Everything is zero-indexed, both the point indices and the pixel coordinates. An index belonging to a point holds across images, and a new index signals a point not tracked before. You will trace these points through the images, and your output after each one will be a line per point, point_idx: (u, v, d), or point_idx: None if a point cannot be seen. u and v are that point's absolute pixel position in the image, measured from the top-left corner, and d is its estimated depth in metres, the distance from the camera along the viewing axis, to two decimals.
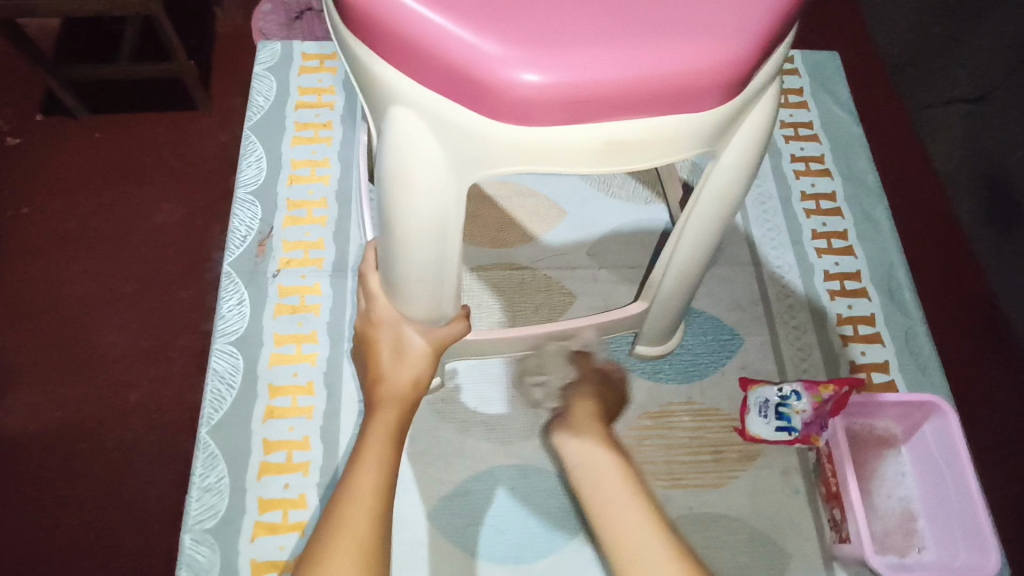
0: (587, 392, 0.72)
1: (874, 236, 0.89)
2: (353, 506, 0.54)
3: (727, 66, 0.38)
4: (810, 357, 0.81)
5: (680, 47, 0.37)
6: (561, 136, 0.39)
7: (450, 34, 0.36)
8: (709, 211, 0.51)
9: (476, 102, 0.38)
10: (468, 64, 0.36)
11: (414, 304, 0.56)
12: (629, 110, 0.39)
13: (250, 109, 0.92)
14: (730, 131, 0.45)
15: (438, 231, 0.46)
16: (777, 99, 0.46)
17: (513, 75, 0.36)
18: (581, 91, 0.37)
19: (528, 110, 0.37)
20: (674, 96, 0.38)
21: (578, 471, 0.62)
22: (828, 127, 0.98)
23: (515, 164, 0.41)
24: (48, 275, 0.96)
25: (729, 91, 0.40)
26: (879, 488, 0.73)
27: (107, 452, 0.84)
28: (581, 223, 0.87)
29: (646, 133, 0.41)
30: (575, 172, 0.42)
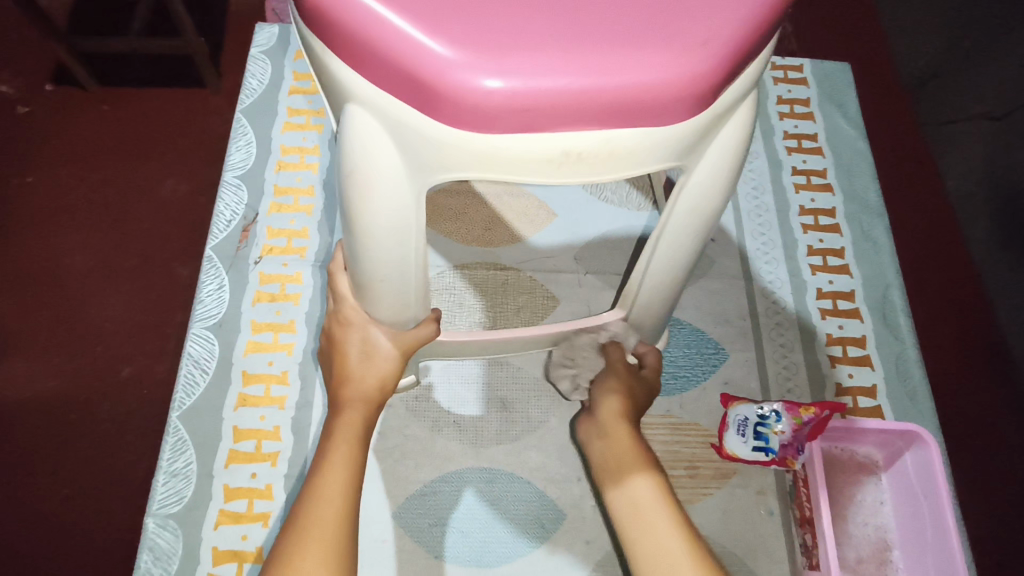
0: (614, 388, 0.65)
1: (872, 255, 0.87)
2: (313, 506, 0.53)
3: (690, 80, 0.36)
4: (795, 377, 0.79)
5: (646, 58, 0.35)
6: (517, 144, 0.38)
7: (405, 34, 0.34)
8: (683, 226, 0.49)
9: (432, 105, 0.36)
10: (418, 65, 0.35)
11: (382, 303, 0.55)
12: (586, 121, 0.37)
13: (243, 92, 0.91)
14: (702, 146, 0.43)
15: (399, 234, 0.45)
16: (754, 115, 0.44)
17: (469, 80, 0.35)
18: (533, 99, 0.35)
19: (480, 116, 0.36)
20: (634, 109, 0.37)
21: (603, 470, 0.61)
22: (832, 141, 0.95)
23: (471, 170, 0.40)
24: (38, 246, 0.96)
25: (696, 106, 0.38)
26: (855, 515, 0.71)
27: (86, 427, 0.84)
28: (570, 226, 0.85)
29: (607, 146, 0.39)
30: (536, 181, 0.41)
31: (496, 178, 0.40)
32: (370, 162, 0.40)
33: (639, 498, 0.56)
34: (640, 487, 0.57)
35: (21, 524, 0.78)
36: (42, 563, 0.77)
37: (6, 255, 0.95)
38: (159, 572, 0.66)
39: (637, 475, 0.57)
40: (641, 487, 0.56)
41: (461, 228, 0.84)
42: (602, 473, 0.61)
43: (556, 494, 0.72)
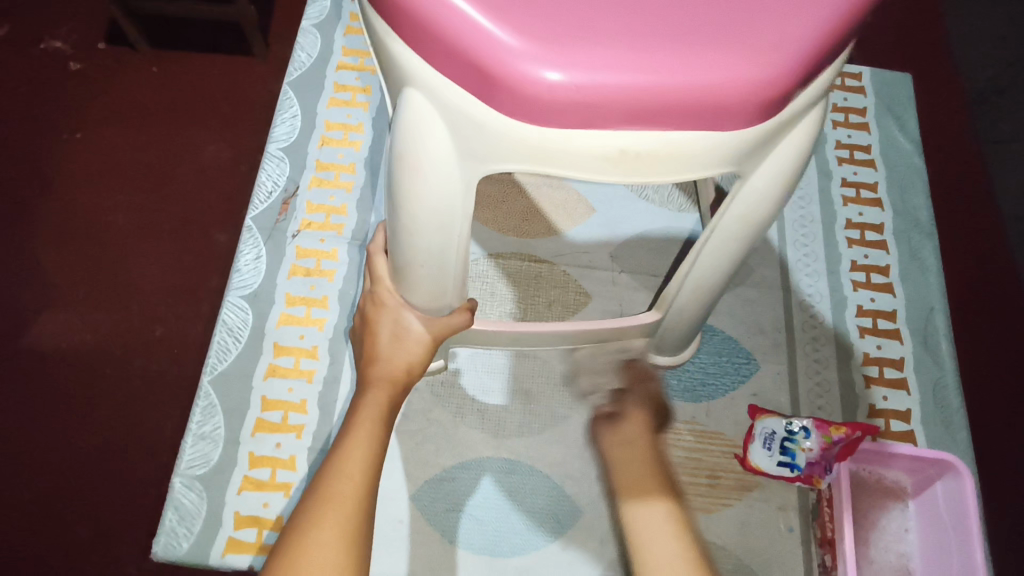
0: (640, 406, 0.69)
1: (918, 276, 0.84)
2: (337, 481, 0.54)
3: (760, 85, 0.35)
4: (827, 395, 0.77)
5: (715, 61, 0.34)
6: (573, 140, 0.37)
7: (468, 19, 0.34)
8: (731, 233, 0.48)
9: (490, 95, 0.36)
10: (481, 52, 0.34)
11: (418, 289, 0.56)
12: (647, 120, 0.36)
13: (292, 65, 0.91)
14: (762, 153, 0.42)
15: (444, 222, 0.45)
16: (819, 126, 0.43)
17: (529, 70, 0.34)
18: (592, 94, 0.34)
19: (538, 108, 0.35)
20: (697, 111, 0.36)
21: (621, 476, 0.63)
22: (886, 154, 0.92)
23: (523, 162, 0.39)
24: (83, 201, 0.98)
25: (762, 112, 0.37)
26: (878, 540, 0.70)
27: (116, 381, 0.86)
28: (609, 223, 0.84)
29: (665, 147, 0.38)
30: (588, 179, 0.40)
31: (548, 173, 0.40)
32: (421, 148, 0.40)
33: (652, 512, 0.58)
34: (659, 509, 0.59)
35: (52, 469, 0.81)
36: (71, 509, 0.79)
37: (52, 208, 0.97)
38: (182, 531, 0.68)
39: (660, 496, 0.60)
40: (663, 519, 0.58)
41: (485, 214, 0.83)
42: (619, 481, 0.63)
43: (574, 491, 0.72)
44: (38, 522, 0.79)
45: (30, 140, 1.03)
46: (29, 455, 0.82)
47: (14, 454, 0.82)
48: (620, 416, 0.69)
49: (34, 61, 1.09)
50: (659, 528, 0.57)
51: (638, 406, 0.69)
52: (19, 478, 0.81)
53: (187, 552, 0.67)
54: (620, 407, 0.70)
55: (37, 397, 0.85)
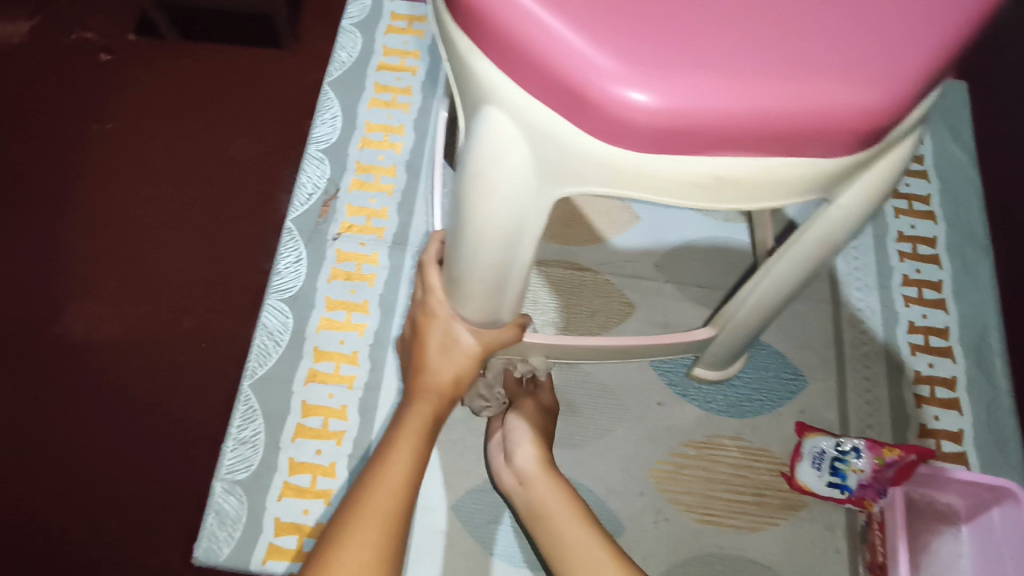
0: (521, 407, 0.68)
1: (972, 293, 0.82)
2: (376, 492, 0.51)
3: (870, 113, 0.33)
4: (877, 413, 0.75)
5: (825, 87, 0.33)
6: (665, 166, 0.36)
7: (564, 40, 0.32)
8: (805, 256, 0.47)
9: (583, 118, 0.34)
10: (577, 76, 0.33)
11: (472, 301, 0.55)
12: (747, 147, 0.35)
13: (333, 64, 0.90)
14: (851, 179, 0.40)
15: (513, 239, 0.44)
16: (910, 150, 0.41)
17: (629, 96, 0.32)
18: (694, 120, 0.33)
19: (633, 132, 0.34)
20: (801, 138, 0.34)
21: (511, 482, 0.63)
22: (940, 165, 0.89)
23: (609, 186, 0.38)
24: (114, 193, 0.97)
25: (866, 139, 0.35)
26: (928, 565, 0.68)
27: (144, 375, 0.86)
28: (653, 231, 0.83)
29: (762, 174, 0.37)
30: (676, 203, 0.39)
31: (634, 198, 0.39)
32: (500, 167, 0.38)
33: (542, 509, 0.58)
34: (552, 500, 0.58)
35: (81, 460, 0.81)
36: (98, 503, 0.79)
37: (83, 199, 0.97)
38: (223, 536, 0.68)
39: (547, 487, 0.59)
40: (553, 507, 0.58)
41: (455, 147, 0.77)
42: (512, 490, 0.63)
43: (617, 505, 0.71)
44: (66, 517, 0.78)
45: (61, 130, 1.02)
46: (58, 448, 0.81)
47: (43, 443, 0.82)
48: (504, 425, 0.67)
49: (66, 50, 1.08)
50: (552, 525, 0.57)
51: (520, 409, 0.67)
52: (48, 472, 0.80)
53: (228, 557, 0.67)
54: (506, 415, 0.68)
55: (66, 388, 0.85)
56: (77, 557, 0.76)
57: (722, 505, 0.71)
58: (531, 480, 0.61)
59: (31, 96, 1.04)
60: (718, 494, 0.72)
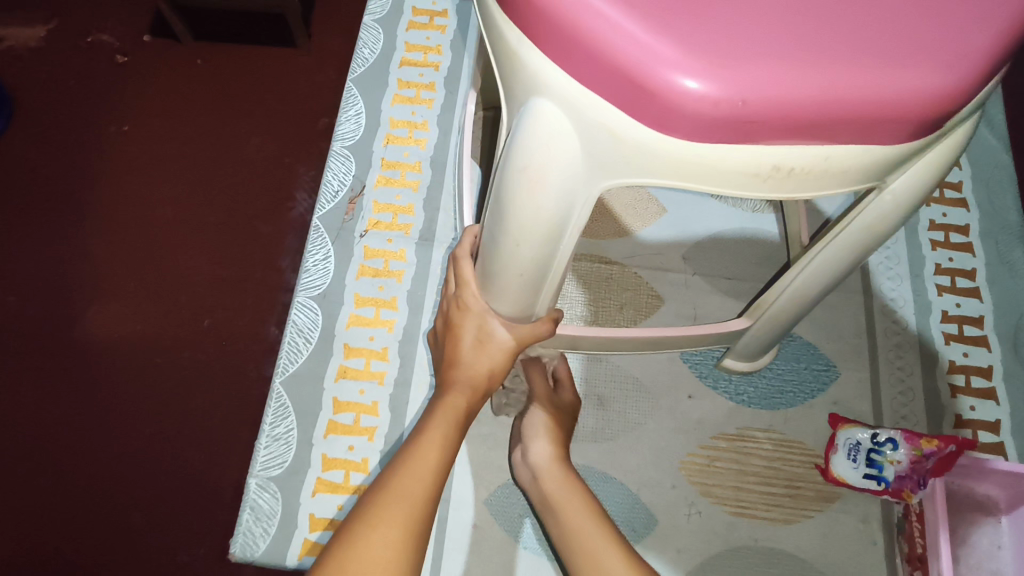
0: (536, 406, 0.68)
1: (1007, 281, 0.81)
2: (407, 476, 0.52)
3: (934, 97, 0.33)
4: (911, 404, 0.75)
5: (887, 75, 0.33)
6: (725, 155, 0.36)
7: (625, 32, 0.33)
8: (852, 243, 0.47)
9: (641, 109, 0.35)
10: (639, 67, 0.33)
11: (508, 295, 0.55)
12: (811, 135, 0.35)
13: (356, 61, 0.90)
14: (906, 165, 0.41)
15: (557, 229, 0.44)
16: (965, 136, 0.41)
17: (689, 85, 0.33)
18: (755, 109, 0.33)
19: (693, 122, 0.34)
20: (864, 124, 0.34)
21: (530, 484, 0.64)
22: (971, 151, 0.88)
23: (665, 177, 0.38)
24: (133, 194, 0.98)
25: (925, 125, 0.35)
26: (968, 557, 0.67)
27: (166, 373, 0.86)
28: (680, 224, 0.82)
29: (821, 162, 0.37)
30: (734, 192, 0.39)
31: (689, 187, 0.39)
32: (549, 162, 0.39)
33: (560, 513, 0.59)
34: (572, 508, 0.59)
35: (106, 460, 0.82)
36: (123, 503, 0.80)
37: (104, 200, 0.97)
38: (259, 531, 0.69)
39: (569, 496, 0.60)
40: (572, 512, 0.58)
41: (489, 142, 0.79)
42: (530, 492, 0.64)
43: (649, 499, 0.71)
44: (93, 517, 0.79)
45: (80, 132, 1.03)
46: (86, 445, 0.82)
47: (68, 444, 0.83)
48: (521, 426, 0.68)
49: (83, 54, 1.09)
50: (563, 509, 0.59)
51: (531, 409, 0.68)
52: (76, 470, 0.81)
53: (265, 553, 0.68)
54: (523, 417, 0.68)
55: (91, 389, 0.85)
56: (104, 557, 0.77)
57: (755, 498, 0.71)
58: (546, 484, 0.62)
59: (48, 100, 1.05)
60: (751, 486, 0.71)
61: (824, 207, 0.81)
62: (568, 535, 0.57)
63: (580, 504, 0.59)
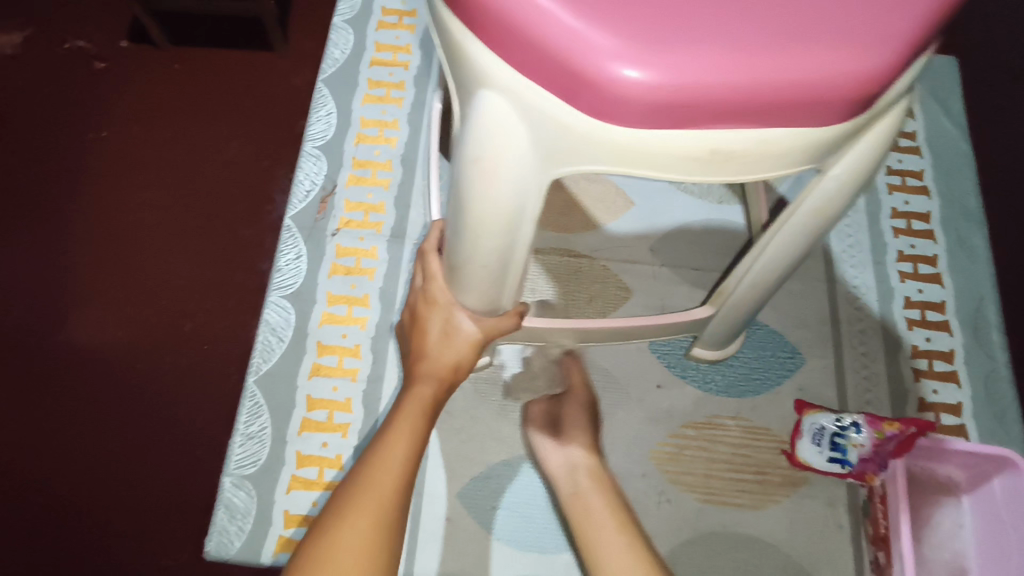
0: (582, 405, 0.69)
1: (968, 267, 0.82)
2: (389, 453, 0.54)
3: (859, 80, 0.35)
4: (875, 388, 0.76)
5: (811, 59, 0.34)
6: (662, 141, 0.38)
7: (557, 20, 0.34)
8: (802, 227, 0.48)
9: (578, 97, 0.36)
10: (576, 54, 0.34)
11: (473, 289, 0.56)
12: (742, 119, 0.36)
13: (325, 62, 0.91)
14: (844, 149, 0.42)
15: (513, 220, 0.45)
16: (900, 118, 0.43)
17: (620, 72, 0.34)
18: (685, 95, 0.34)
19: (628, 109, 0.35)
20: (792, 108, 0.36)
21: (558, 470, 0.64)
22: (931, 140, 0.90)
23: (609, 164, 0.39)
24: (105, 200, 0.98)
25: (852, 108, 0.36)
26: (930, 538, 0.69)
27: (148, 377, 0.87)
28: (648, 216, 0.83)
29: (755, 147, 0.38)
30: (675, 177, 0.40)
31: (633, 173, 0.40)
32: (500, 152, 0.40)
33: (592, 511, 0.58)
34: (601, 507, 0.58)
35: (89, 465, 0.82)
36: (106, 508, 0.80)
37: (78, 206, 0.98)
38: (234, 529, 0.69)
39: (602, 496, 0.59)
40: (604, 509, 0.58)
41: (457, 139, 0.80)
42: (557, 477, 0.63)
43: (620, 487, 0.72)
44: (77, 524, 0.79)
45: (56, 138, 1.03)
46: (62, 450, 0.83)
47: (51, 451, 0.83)
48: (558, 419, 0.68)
49: (56, 60, 1.09)
50: (594, 503, 0.58)
51: (575, 406, 0.69)
52: (60, 474, 0.81)
53: (240, 550, 0.68)
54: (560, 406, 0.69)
55: (74, 395, 0.86)
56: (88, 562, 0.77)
57: (723, 484, 0.72)
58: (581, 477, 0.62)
59: (23, 108, 1.05)
60: (719, 473, 0.73)
61: (786, 193, 0.82)
62: (596, 532, 0.56)
63: (610, 504, 0.58)
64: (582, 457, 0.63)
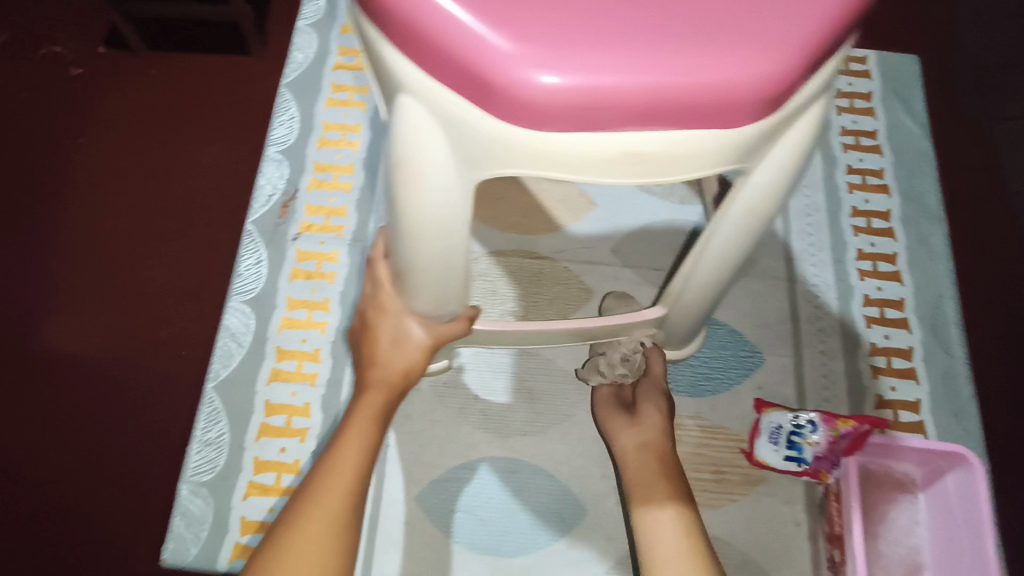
0: (659, 391, 0.68)
1: (927, 264, 0.83)
2: (341, 458, 0.55)
3: (765, 81, 0.35)
4: (834, 386, 0.77)
5: (713, 61, 0.34)
6: (575, 144, 0.38)
7: (459, 23, 0.34)
8: (739, 228, 0.48)
9: (487, 100, 0.36)
10: (477, 59, 0.34)
11: (418, 295, 0.56)
12: (651, 121, 0.36)
13: (288, 66, 0.90)
14: (766, 149, 0.42)
15: (445, 225, 0.45)
16: (823, 117, 0.43)
17: (524, 75, 0.34)
18: (589, 97, 0.34)
19: (535, 112, 0.35)
20: (699, 110, 0.36)
21: (625, 449, 0.65)
22: (893, 139, 0.90)
23: (527, 167, 0.40)
24: (68, 207, 0.97)
25: (761, 109, 0.37)
26: (886, 533, 0.69)
27: (112, 386, 0.86)
28: (609, 217, 0.83)
29: (667, 148, 0.38)
30: (593, 179, 0.40)
31: (551, 176, 0.40)
32: (422, 157, 0.40)
33: (656, 493, 0.59)
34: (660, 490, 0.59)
35: (53, 476, 0.81)
36: (69, 519, 0.79)
37: (40, 213, 0.97)
38: (191, 536, 0.69)
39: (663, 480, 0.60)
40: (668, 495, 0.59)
41: None
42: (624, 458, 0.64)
43: (579, 488, 0.72)
44: (40, 535, 0.78)
45: (22, 146, 1.02)
46: (22, 460, 0.82)
47: (14, 462, 0.82)
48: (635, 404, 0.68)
49: (23, 67, 1.08)
50: (653, 487, 0.60)
51: (649, 391, 0.68)
52: (23, 486, 0.81)
53: (196, 557, 0.68)
54: (637, 394, 0.69)
55: (38, 406, 0.85)
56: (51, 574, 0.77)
57: None
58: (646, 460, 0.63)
59: None
60: None
61: None
62: (655, 515, 0.57)
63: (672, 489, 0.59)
64: (653, 441, 0.64)
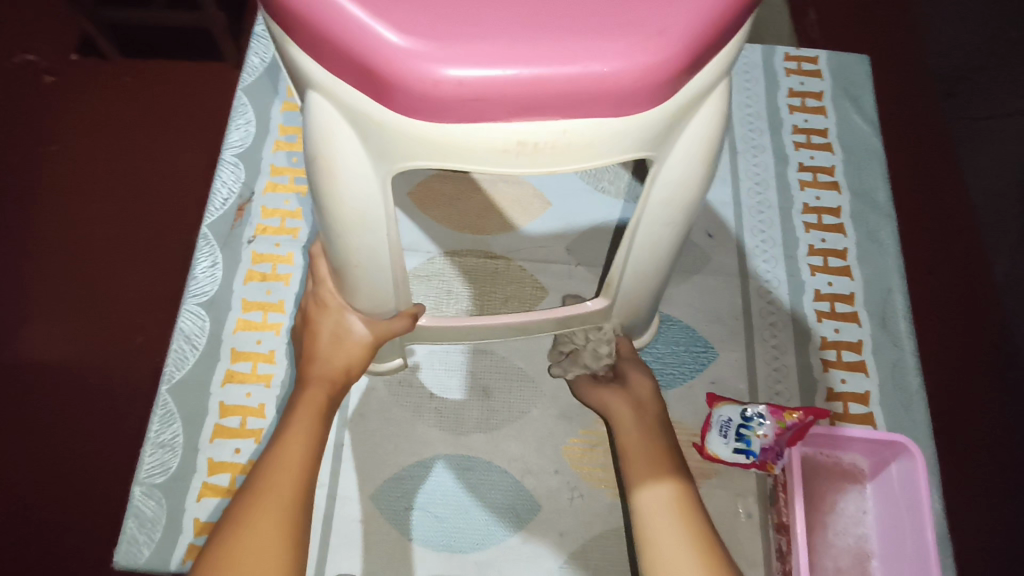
0: (644, 367, 0.70)
1: (876, 258, 0.85)
2: (289, 450, 0.55)
3: (645, 72, 0.37)
4: (785, 380, 0.78)
5: (592, 53, 0.36)
6: (471, 134, 0.39)
7: (349, 20, 0.36)
8: (658, 217, 0.49)
9: (381, 93, 0.38)
10: (368, 54, 0.36)
11: (356, 292, 0.57)
12: (539, 111, 0.38)
13: (245, 71, 0.91)
14: (670, 139, 0.44)
15: (366, 219, 0.46)
16: (725, 108, 0.44)
17: (411, 67, 0.36)
18: (474, 88, 0.36)
19: (427, 103, 0.37)
20: (584, 100, 0.38)
21: (615, 408, 0.67)
22: (843, 137, 0.92)
23: (431, 159, 0.41)
24: (26, 214, 0.97)
25: (646, 99, 0.39)
26: (835, 524, 0.70)
27: (70, 395, 0.85)
28: (563, 215, 0.84)
29: (562, 138, 0.40)
30: (496, 169, 0.42)
31: (456, 166, 0.42)
32: (336, 151, 0.42)
33: (653, 454, 0.61)
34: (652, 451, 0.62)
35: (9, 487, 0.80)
36: (25, 529, 0.78)
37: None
38: (143, 539, 0.69)
39: (657, 441, 0.63)
40: (661, 456, 0.61)
41: None
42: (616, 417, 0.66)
43: (533, 485, 0.73)
44: None
45: None
46: None
47: None
48: (622, 372, 0.70)
49: None
50: (647, 448, 0.62)
51: (633, 365, 0.70)
52: None
53: (148, 559, 0.68)
54: (619, 368, 0.70)
55: None
56: None
57: None
58: (640, 421, 0.65)
59: None
60: None
61: None
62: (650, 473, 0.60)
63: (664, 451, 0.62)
64: (648, 404, 0.66)
